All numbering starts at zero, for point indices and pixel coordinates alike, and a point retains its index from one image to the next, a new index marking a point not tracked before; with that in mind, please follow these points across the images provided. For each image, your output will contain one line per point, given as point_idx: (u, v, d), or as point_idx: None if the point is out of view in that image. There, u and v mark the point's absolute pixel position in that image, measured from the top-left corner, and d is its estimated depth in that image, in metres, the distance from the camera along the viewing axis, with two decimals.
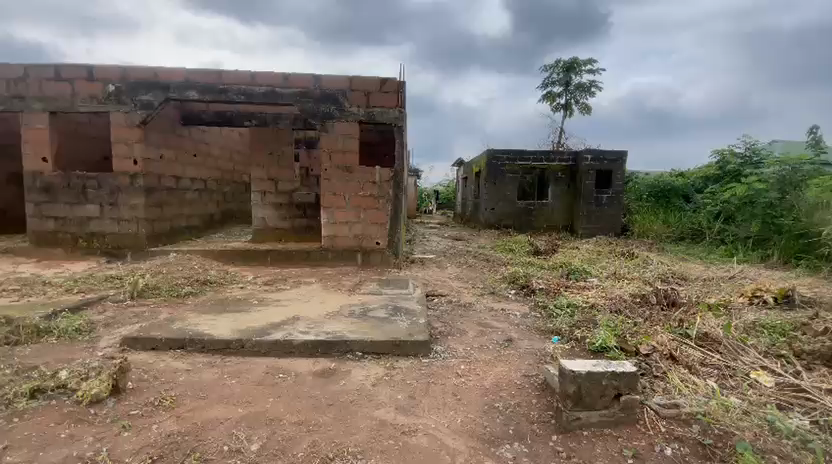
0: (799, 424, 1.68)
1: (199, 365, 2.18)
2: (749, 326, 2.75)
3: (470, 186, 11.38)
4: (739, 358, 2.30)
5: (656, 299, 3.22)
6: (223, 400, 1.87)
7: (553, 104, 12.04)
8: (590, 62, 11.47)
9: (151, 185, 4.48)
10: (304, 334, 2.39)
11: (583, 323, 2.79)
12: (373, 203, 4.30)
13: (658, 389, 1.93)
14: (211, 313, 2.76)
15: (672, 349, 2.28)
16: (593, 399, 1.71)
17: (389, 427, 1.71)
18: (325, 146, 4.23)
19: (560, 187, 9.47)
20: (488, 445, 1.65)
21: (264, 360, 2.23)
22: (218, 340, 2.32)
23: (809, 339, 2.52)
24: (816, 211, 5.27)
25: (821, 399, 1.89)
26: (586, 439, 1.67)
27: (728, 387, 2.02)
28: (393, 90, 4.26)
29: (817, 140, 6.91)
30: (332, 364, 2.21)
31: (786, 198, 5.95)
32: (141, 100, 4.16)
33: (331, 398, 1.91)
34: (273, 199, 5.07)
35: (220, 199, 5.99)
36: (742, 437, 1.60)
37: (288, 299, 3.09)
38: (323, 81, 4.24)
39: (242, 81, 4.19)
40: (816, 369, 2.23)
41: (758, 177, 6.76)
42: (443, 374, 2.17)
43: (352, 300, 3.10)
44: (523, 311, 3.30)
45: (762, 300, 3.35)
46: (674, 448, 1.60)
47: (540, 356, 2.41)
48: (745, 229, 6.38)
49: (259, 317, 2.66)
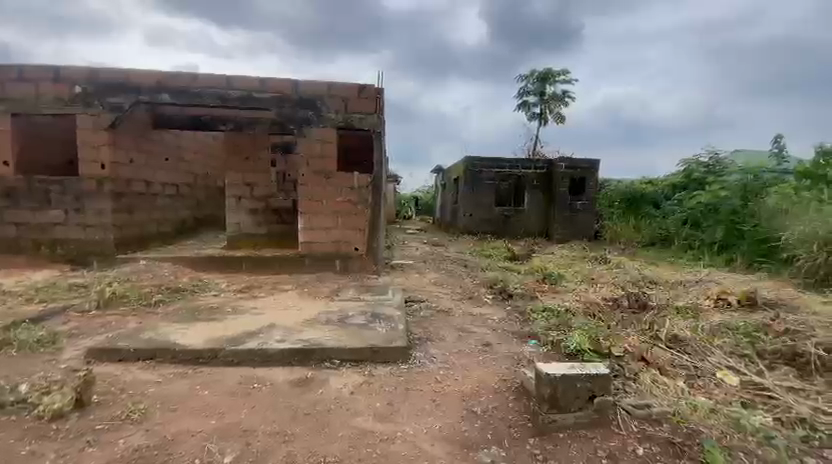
0: (761, 421, 1.76)
1: (170, 376, 2.10)
2: (716, 327, 2.87)
3: (449, 192, 11.50)
4: (706, 358, 2.39)
5: (627, 302, 3.33)
6: (196, 412, 1.81)
7: (529, 112, 12.32)
8: (563, 72, 11.82)
9: (120, 190, 4.33)
10: (281, 342, 2.34)
11: (559, 326, 2.85)
12: (352, 209, 4.27)
13: (630, 390, 1.98)
14: (183, 322, 2.68)
15: (643, 351, 2.36)
16: (567, 401, 1.76)
17: (368, 435, 1.70)
18: (302, 151, 4.18)
19: (536, 194, 9.65)
20: (466, 450, 1.65)
21: (238, 370, 2.18)
22: (190, 350, 2.25)
23: (770, 339, 2.66)
24: (776, 217, 5.59)
25: (783, 396, 1.99)
26: (562, 440, 1.70)
27: (697, 386, 2.10)
28: (372, 95, 4.27)
29: (780, 149, 7.33)
30: (309, 373, 2.17)
31: (748, 206, 6.31)
32: (109, 102, 4.03)
33: (308, 407, 1.88)
34: (248, 204, 4.98)
35: (194, 204, 5.84)
36: (709, 434, 1.66)
37: (263, 307, 3.02)
38: (301, 86, 4.21)
39: (218, 84, 4.12)
40: (778, 368, 2.35)
41: (723, 184, 7.09)
42: (421, 380, 2.17)
43: (329, 307, 3.07)
44: (501, 315, 3.33)
45: (726, 302, 3.50)
46: (646, 447, 1.64)
47: (517, 359, 2.45)
48: (711, 234, 6.65)
49: (234, 326, 2.60)
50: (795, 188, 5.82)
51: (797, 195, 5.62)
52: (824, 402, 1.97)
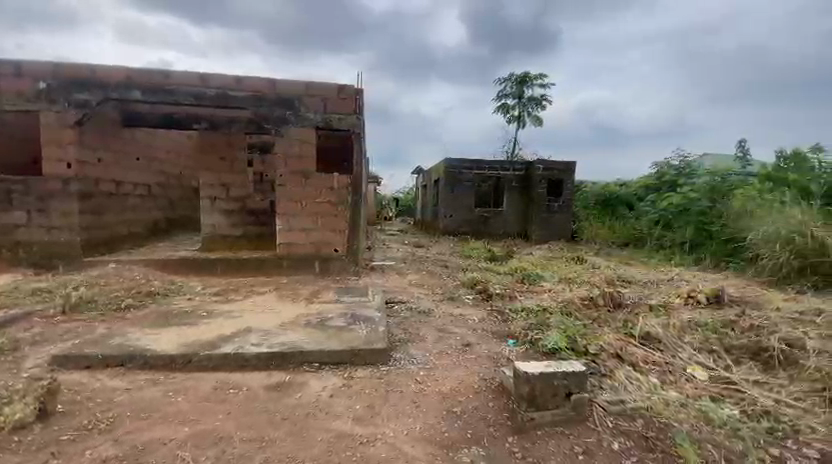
0: (729, 413, 1.83)
1: (140, 383, 2.03)
2: (686, 323, 2.97)
3: (429, 193, 11.52)
4: (678, 354, 2.47)
5: (603, 301, 3.41)
6: (167, 419, 1.75)
7: (507, 115, 12.49)
8: (540, 76, 12.03)
9: (86, 190, 4.15)
10: (258, 346, 2.29)
11: (537, 325, 2.89)
12: (331, 210, 4.23)
13: (606, 387, 2.02)
14: (155, 326, 2.58)
15: (618, 348, 2.43)
16: (545, 399, 1.79)
17: (347, 438, 1.68)
18: (280, 151, 4.12)
19: (515, 195, 9.78)
20: (446, 450, 1.66)
21: (213, 375, 2.12)
22: (162, 356, 2.18)
23: (737, 335, 2.77)
24: (742, 218, 5.83)
25: (748, 390, 2.08)
26: (539, 438, 1.72)
27: (668, 381, 2.16)
28: (351, 95, 4.24)
29: (744, 153, 7.67)
30: (287, 377, 2.13)
31: (716, 207, 6.57)
32: (76, 99, 3.86)
33: (286, 411, 1.84)
34: (223, 205, 4.86)
35: (166, 205, 5.65)
36: (680, 428, 1.71)
37: (240, 310, 2.95)
38: (278, 86, 4.15)
39: (192, 82, 4.02)
40: (744, 363, 2.45)
41: (692, 186, 7.36)
42: (401, 381, 2.16)
43: (308, 309, 3.02)
44: (481, 315, 3.36)
45: (696, 300, 3.63)
46: (620, 442, 1.68)
47: (496, 359, 2.47)
48: (681, 234, 6.88)
49: (209, 329, 2.54)
50: (759, 190, 6.10)
51: (761, 197, 5.88)
52: (786, 394, 2.07)
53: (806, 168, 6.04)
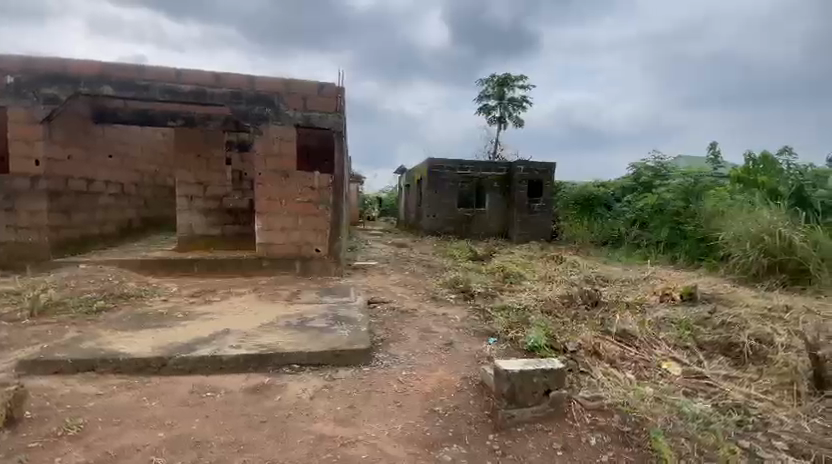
0: (701, 407, 1.89)
1: (113, 388, 1.96)
2: (661, 320, 3.05)
3: (412, 193, 11.52)
4: (653, 351, 2.53)
5: (581, 299, 3.47)
6: (141, 425, 1.70)
7: (489, 116, 12.61)
8: (521, 78, 12.18)
9: (56, 188, 4.00)
10: (236, 348, 2.24)
11: (518, 324, 2.93)
12: (312, 209, 4.18)
13: (585, 384, 2.06)
14: (129, 329, 2.51)
15: (595, 345, 2.48)
16: (525, 396, 1.81)
17: (327, 440, 1.66)
18: (260, 149, 4.05)
19: (496, 195, 9.88)
20: (428, 449, 1.66)
21: (189, 379, 2.07)
22: (136, 359, 2.11)
23: (709, 331, 2.86)
24: (714, 218, 6.03)
25: (719, 384, 2.15)
26: (519, 436, 1.74)
27: (644, 377, 2.22)
28: (332, 94, 4.20)
29: (716, 155, 7.95)
30: (266, 379, 2.10)
31: (689, 207, 6.76)
32: (44, 94, 3.72)
33: (265, 414, 1.81)
34: (201, 205, 4.76)
35: (140, 204, 5.48)
36: (655, 422, 1.75)
37: (217, 312, 2.89)
38: (257, 82, 4.08)
39: (167, 77, 3.91)
40: (715, 358, 2.54)
41: (667, 187, 7.58)
42: (383, 382, 2.15)
43: (288, 311, 2.98)
44: (463, 314, 3.38)
45: (671, 298, 3.73)
46: (597, 437, 1.71)
47: (478, 357, 2.49)
48: (656, 234, 7.09)
49: (186, 332, 2.48)
50: (730, 191, 6.32)
51: (732, 198, 6.10)
52: (756, 388, 2.15)
53: (774, 170, 6.29)
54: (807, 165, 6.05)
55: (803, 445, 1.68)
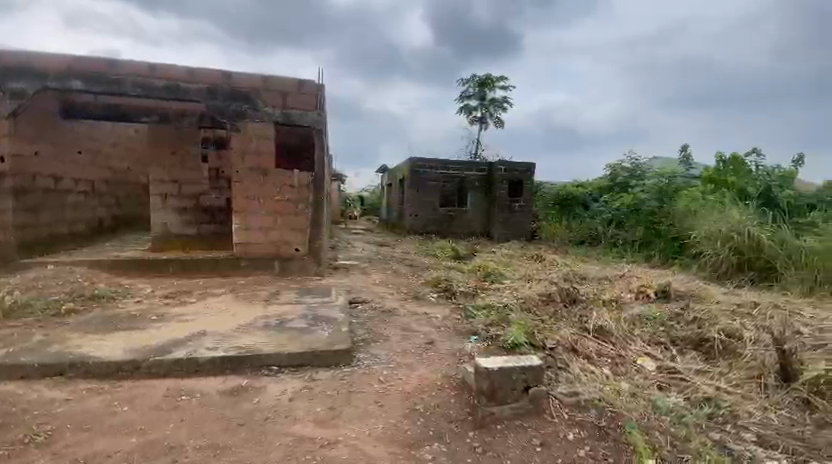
0: (674, 402, 1.95)
1: (83, 393, 1.89)
2: (637, 317, 3.13)
3: (394, 193, 11.50)
4: (629, 347, 2.60)
5: (560, 297, 3.54)
6: (112, 430, 1.65)
7: (470, 116, 12.69)
8: (502, 79, 12.31)
9: (22, 185, 3.82)
10: (212, 350, 2.19)
11: (498, 322, 2.96)
12: (291, 208, 4.11)
13: (562, 380, 2.10)
14: (100, 332, 2.42)
15: (573, 342, 2.53)
16: (504, 393, 1.85)
17: (307, 442, 1.64)
18: (237, 146, 3.97)
19: (478, 195, 9.95)
20: (409, 449, 1.66)
21: (163, 382, 2.01)
22: (107, 363, 2.04)
23: (681, 327, 2.95)
24: (686, 218, 6.22)
25: (692, 379, 2.22)
26: (499, 432, 1.76)
27: (620, 372, 2.27)
28: (312, 92, 4.16)
29: (687, 157, 8.22)
30: (244, 381, 2.06)
31: (663, 207, 6.96)
32: (9, 87, 3.55)
33: (242, 417, 1.78)
34: (176, 203, 4.63)
35: (112, 202, 5.30)
36: (630, 417, 1.80)
37: (194, 313, 2.82)
38: (234, 79, 4.00)
39: (140, 72, 3.79)
40: (688, 353, 2.62)
41: (642, 187, 7.79)
42: (363, 382, 2.14)
43: (268, 311, 2.93)
44: (445, 313, 3.39)
45: (646, 295, 3.84)
46: (575, 433, 1.74)
47: (458, 355, 2.51)
48: (632, 233, 7.28)
49: (160, 334, 2.41)
50: (702, 192, 6.54)
51: (704, 198, 6.31)
52: (726, 381, 2.23)
53: (743, 171, 6.54)
54: (774, 166, 6.31)
55: (770, 437, 1.75)
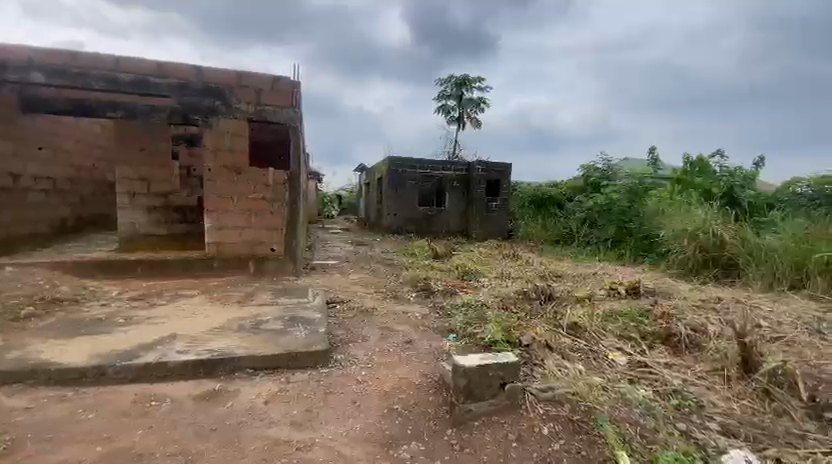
0: (644, 394, 2.02)
1: (44, 401, 1.81)
2: (609, 313, 3.22)
3: (373, 192, 11.45)
4: (600, 342, 2.68)
5: (535, 294, 3.61)
6: (77, 438, 1.58)
7: (448, 116, 12.76)
8: (479, 79, 12.42)
9: None
10: (182, 354, 2.12)
11: (475, 320, 2.99)
12: (266, 207, 4.03)
13: (537, 375, 2.14)
14: (62, 337, 2.31)
15: (547, 339, 2.59)
16: (482, 390, 1.86)
17: (283, 445, 1.62)
18: (209, 143, 3.86)
19: (456, 194, 10.02)
20: (387, 448, 1.66)
21: (132, 388, 1.94)
22: (70, 369, 1.95)
23: (651, 322, 3.05)
24: (655, 217, 6.45)
25: (660, 372, 2.31)
26: (476, 429, 1.78)
27: (593, 367, 2.34)
28: (287, 89, 4.08)
29: (656, 158, 8.52)
30: (217, 385, 2.01)
31: (633, 206, 7.20)
32: None
33: (216, 421, 1.73)
34: (144, 202, 4.45)
35: (76, 201, 5.07)
36: (602, 410, 1.84)
37: (164, 316, 2.73)
38: (205, 74, 3.89)
39: (104, 65, 3.63)
40: (656, 347, 2.72)
41: (614, 188, 8.02)
42: (340, 383, 2.12)
43: (242, 313, 2.87)
44: (423, 312, 3.40)
45: (617, 291, 3.96)
46: (550, 427, 1.78)
47: (437, 354, 2.52)
48: (604, 232, 7.49)
49: (128, 338, 2.32)
50: (670, 192, 6.79)
51: (672, 198, 6.55)
52: (692, 374, 2.33)
53: (708, 172, 6.83)
54: (737, 167, 6.63)
55: (733, 426, 1.83)
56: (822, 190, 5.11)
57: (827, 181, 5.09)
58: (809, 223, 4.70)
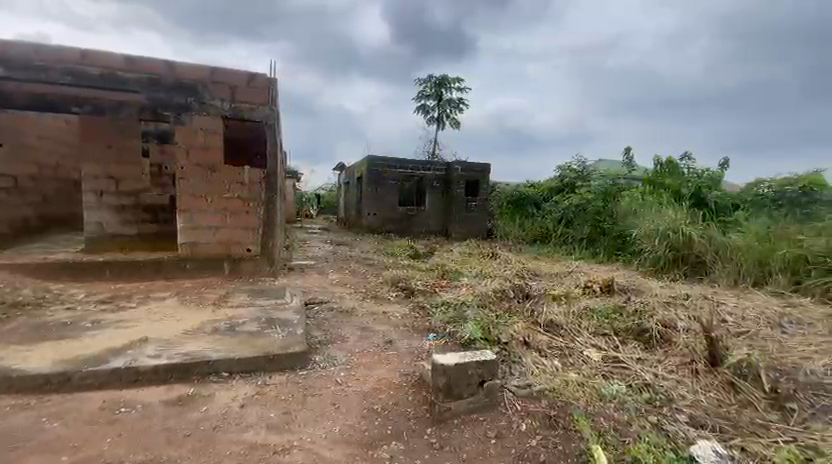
0: (617, 389, 2.08)
1: (5, 410, 1.71)
2: (584, 310, 3.29)
3: (352, 191, 11.37)
4: (576, 339, 2.73)
5: (514, 293, 3.67)
6: (41, 448, 1.50)
7: (427, 116, 12.80)
8: (458, 80, 12.51)
9: None
10: (155, 358, 2.06)
11: (456, 319, 3.01)
12: (241, 206, 3.95)
13: (516, 373, 2.17)
14: (24, 343, 2.20)
15: (525, 336, 2.63)
16: (461, 389, 1.87)
17: (260, 449, 1.59)
18: (182, 141, 3.75)
19: (436, 194, 10.07)
20: (366, 449, 1.65)
21: (99, 395, 1.86)
22: (33, 376, 1.85)
23: (624, 319, 3.14)
24: (628, 216, 6.65)
25: (632, 367, 2.38)
26: (456, 427, 1.80)
27: (568, 363, 2.39)
28: (263, 86, 4.01)
29: (629, 160, 8.78)
30: (191, 389, 1.95)
31: (607, 206, 7.40)
32: None
33: (189, 427, 1.68)
34: (113, 201, 4.28)
35: (38, 200, 4.83)
36: (577, 405, 1.88)
37: (134, 319, 2.63)
38: (178, 69, 3.77)
39: (70, 58, 3.47)
40: (629, 342, 2.81)
41: (589, 188, 8.22)
42: (319, 384, 2.10)
43: (217, 315, 2.80)
44: (403, 311, 3.41)
45: (592, 289, 4.06)
46: (527, 423, 1.80)
47: (417, 353, 2.52)
48: (580, 231, 7.67)
49: (95, 343, 2.23)
50: (642, 192, 7.01)
51: (643, 198, 6.77)
52: (663, 368, 2.41)
53: (678, 173, 7.10)
54: (705, 169, 6.91)
55: (701, 417, 1.90)
56: (784, 192, 5.31)
57: (788, 183, 5.35)
58: (771, 223, 4.92)
